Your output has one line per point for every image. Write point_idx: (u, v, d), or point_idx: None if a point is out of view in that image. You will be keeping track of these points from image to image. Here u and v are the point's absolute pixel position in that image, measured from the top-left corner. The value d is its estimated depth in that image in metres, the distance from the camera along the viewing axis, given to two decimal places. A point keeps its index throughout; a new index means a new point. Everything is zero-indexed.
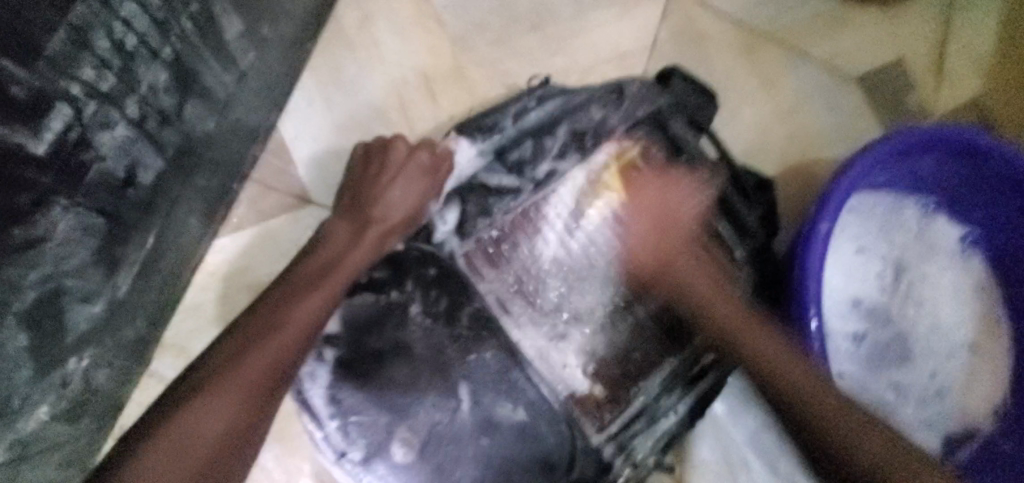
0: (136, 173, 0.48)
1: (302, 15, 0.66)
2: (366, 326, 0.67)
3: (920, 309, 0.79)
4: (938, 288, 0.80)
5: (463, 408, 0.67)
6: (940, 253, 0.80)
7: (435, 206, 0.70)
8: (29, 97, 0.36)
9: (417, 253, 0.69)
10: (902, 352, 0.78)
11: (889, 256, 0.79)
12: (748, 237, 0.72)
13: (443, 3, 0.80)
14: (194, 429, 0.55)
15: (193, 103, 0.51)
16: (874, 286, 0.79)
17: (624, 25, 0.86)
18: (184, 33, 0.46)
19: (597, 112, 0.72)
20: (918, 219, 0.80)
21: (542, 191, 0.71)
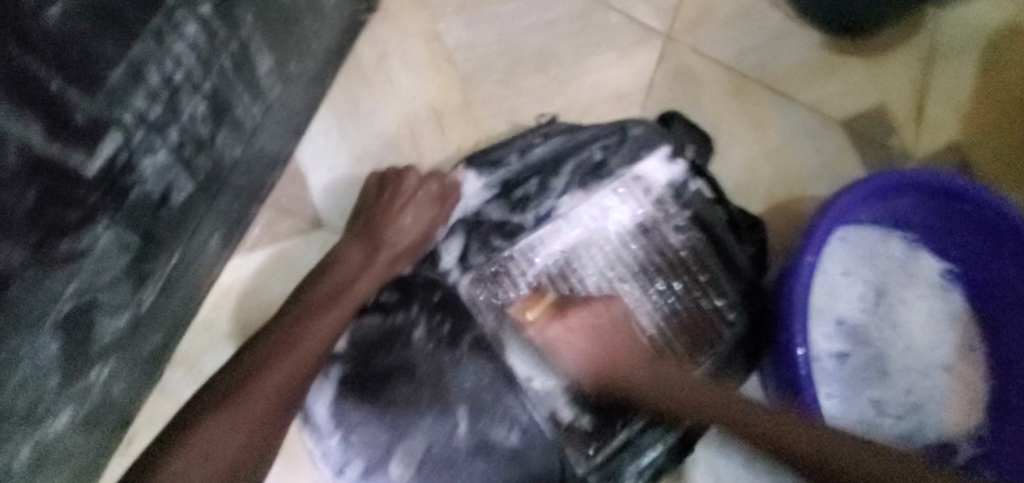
0: (171, 195, 0.51)
1: (324, 52, 0.71)
2: (373, 346, 0.70)
3: (897, 332, 0.88)
4: (915, 314, 0.88)
5: (461, 430, 0.69)
6: (917, 283, 0.89)
7: (441, 235, 0.74)
8: (86, 124, 0.40)
9: (424, 278, 0.72)
10: (881, 371, 0.87)
11: (871, 283, 0.88)
12: (739, 268, 0.76)
13: (454, 44, 0.85)
14: (218, 438, 0.59)
15: (224, 131, 0.56)
16: (858, 310, 0.87)
17: (622, 68, 0.91)
18: (222, 68, 0.51)
19: (598, 151, 0.77)
20: (897, 250, 0.88)
21: (543, 222, 0.75)
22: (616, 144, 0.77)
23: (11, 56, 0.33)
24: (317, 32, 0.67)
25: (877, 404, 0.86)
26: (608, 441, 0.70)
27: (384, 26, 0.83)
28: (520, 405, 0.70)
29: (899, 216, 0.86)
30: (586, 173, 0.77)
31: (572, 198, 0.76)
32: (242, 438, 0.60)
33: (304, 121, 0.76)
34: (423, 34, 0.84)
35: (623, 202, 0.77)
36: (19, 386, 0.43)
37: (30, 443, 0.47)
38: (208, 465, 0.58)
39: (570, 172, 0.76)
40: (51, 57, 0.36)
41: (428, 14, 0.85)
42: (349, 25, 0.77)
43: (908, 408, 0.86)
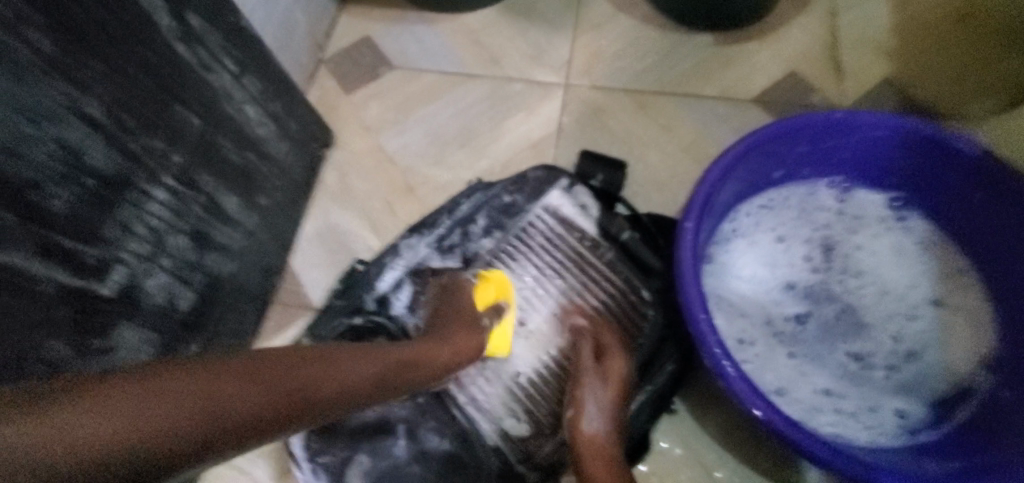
0: (178, 303, 0.77)
1: (289, 185, 0.97)
2: None
3: (862, 279, 0.91)
4: (876, 258, 0.91)
5: (399, 447, 0.81)
6: (867, 224, 0.93)
7: (389, 286, 0.90)
8: (98, 263, 0.65)
9: (373, 322, 0.88)
10: (855, 323, 0.89)
11: (813, 240, 0.93)
12: (651, 268, 0.86)
13: (395, 149, 1.09)
14: (249, 394, 0.45)
15: (212, 255, 0.81)
16: (805, 269, 0.92)
17: (533, 122, 1.09)
18: (196, 213, 0.77)
19: (507, 197, 0.92)
20: (832, 201, 0.94)
21: (471, 266, 0.90)
22: (520, 188, 0.92)
23: (45, 236, 0.59)
24: (277, 173, 0.94)
25: (863, 363, 0.87)
26: (545, 440, 0.80)
27: (341, 152, 1.09)
28: (459, 415, 0.83)
29: (824, 163, 0.91)
30: (498, 213, 0.92)
31: (491, 237, 0.92)
32: (270, 402, 0.46)
33: (293, 237, 1.02)
34: (371, 149, 1.09)
35: (540, 236, 0.91)
36: None
37: None
38: (205, 401, 0.42)
39: (486, 220, 0.92)
40: (71, 230, 0.62)
41: (374, 135, 1.11)
42: (311, 160, 1.03)
43: (904, 357, 0.86)
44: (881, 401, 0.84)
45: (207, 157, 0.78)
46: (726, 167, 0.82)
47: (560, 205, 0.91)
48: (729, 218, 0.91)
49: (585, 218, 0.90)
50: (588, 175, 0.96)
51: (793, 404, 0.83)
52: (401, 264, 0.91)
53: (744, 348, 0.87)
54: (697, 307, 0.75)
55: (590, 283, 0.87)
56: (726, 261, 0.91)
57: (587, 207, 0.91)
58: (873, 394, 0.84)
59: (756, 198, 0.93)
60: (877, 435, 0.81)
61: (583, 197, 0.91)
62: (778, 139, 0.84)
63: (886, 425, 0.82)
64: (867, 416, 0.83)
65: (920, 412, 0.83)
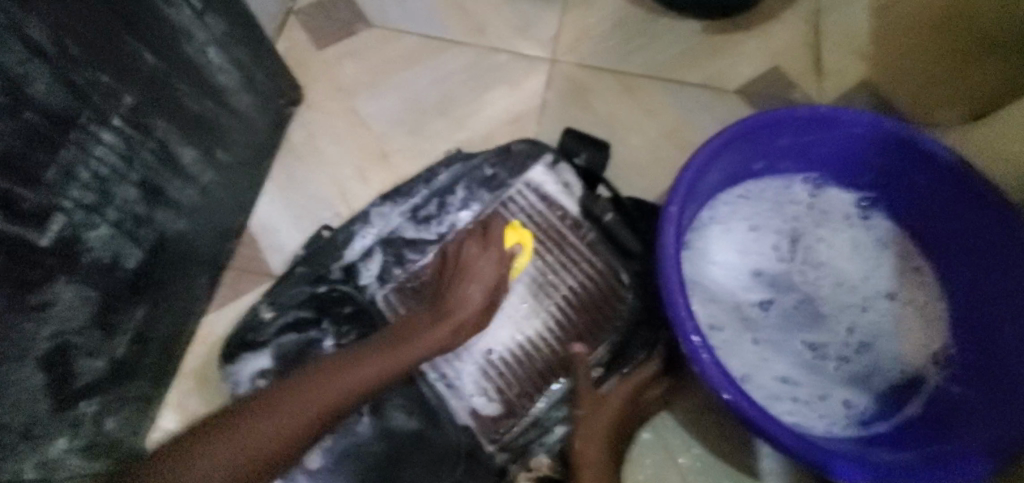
0: (122, 261, 0.70)
1: (251, 141, 0.90)
2: (292, 358, 0.79)
3: (820, 270, 0.92)
4: (837, 251, 0.93)
5: (362, 424, 0.77)
6: (831, 219, 0.94)
7: (358, 256, 0.85)
8: (34, 209, 0.58)
9: (338, 292, 0.83)
10: (813, 314, 0.90)
11: (783, 230, 0.94)
12: (630, 251, 0.85)
13: (369, 112, 1.03)
14: (218, 457, 0.63)
15: (162, 209, 0.74)
16: (772, 258, 0.93)
17: (516, 95, 1.05)
18: (146, 161, 0.70)
19: (488, 169, 0.89)
20: (804, 194, 0.95)
21: (446, 239, 0.86)
22: (502, 161, 0.89)
23: None
24: (238, 127, 0.86)
25: (817, 352, 0.88)
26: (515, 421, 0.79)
27: (310, 112, 1.02)
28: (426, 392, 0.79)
29: (799, 157, 0.92)
30: (477, 185, 0.88)
31: (471, 209, 0.88)
32: (240, 455, 0.63)
33: (253, 198, 0.95)
34: (342, 111, 1.03)
35: (520, 212, 0.87)
36: (15, 408, 0.59)
37: (33, 459, 0.62)
38: (245, 456, 0.64)
39: (465, 192, 0.88)
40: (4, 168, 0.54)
41: (347, 95, 1.04)
42: (277, 117, 0.96)
43: (856, 348, 0.88)
44: (832, 391, 0.86)
45: (162, 100, 0.71)
46: (709, 155, 0.82)
47: (543, 181, 0.88)
48: (708, 206, 0.92)
49: (568, 197, 0.87)
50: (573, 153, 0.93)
51: (755, 390, 0.84)
52: (372, 233, 0.86)
53: (714, 334, 0.88)
54: (675, 292, 0.75)
55: (569, 264, 0.85)
56: (702, 248, 0.92)
57: (570, 186, 0.88)
58: (824, 383, 0.86)
59: (733, 187, 0.92)
60: (829, 424, 0.83)
61: (567, 173, 0.89)
62: (761, 130, 0.85)
63: (836, 415, 0.84)
64: (820, 405, 0.85)
65: (867, 402, 0.85)
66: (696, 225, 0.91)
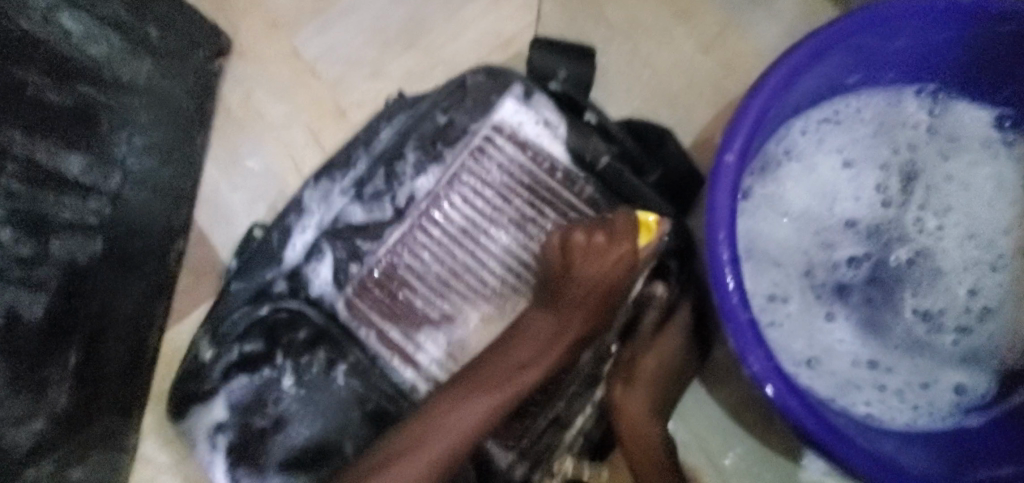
0: (23, 313, 0.56)
1: (172, 114, 0.72)
2: (247, 407, 0.67)
3: (946, 216, 0.69)
4: (972, 190, 0.69)
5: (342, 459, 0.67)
6: (964, 147, 0.69)
7: (302, 257, 0.72)
8: None
9: (286, 311, 0.71)
10: (930, 274, 0.68)
11: (891, 164, 0.69)
12: (633, 208, 0.69)
13: (316, 52, 0.81)
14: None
15: (59, 238, 0.59)
16: (874, 203, 0.69)
17: (501, 10, 0.80)
18: (12, 188, 0.54)
19: (441, 116, 0.71)
20: (920, 113, 0.69)
21: (407, 215, 0.71)
22: (457, 105, 0.71)
23: None
24: (146, 106, 0.68)
25: (926, 325, 0.68)
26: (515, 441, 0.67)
27: (242, 62, 0.81)
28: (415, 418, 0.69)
29: (919, 65, 0.66)
30: (431, 141, 0.72)
31: (428, 175, 0.72)
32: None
33: (194, 185, 0.78)
34: (283, 56, 0.81)
35: (497, 168, 0.71)
36: None
37: None
38: None
39: (416, 151, 0.72)
40: None
41: (285, 33, 0.81)
42: (201, 77, 0.76)
43: (977, 317, 0.68)
44: (939, 374, 0.67)
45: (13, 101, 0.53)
46: (788, 75, 0.59)
47: (518, 121, 0.71)
48: (776, 138, 0.67)
49: (552, 139, 0.70)
50: (547, 71, 0.73)
51: (822, 377, 0.66)
52: (312, 224, 0.72)
53: (774, 307, 0.67)
54: (726, 270, 0.57)
55: (565, 225, 0.70)
56: (772, 193, 0.68)
57: (551, 123, 0.70)
58: (924, 364, 0.67)
59: (820, 109, 0.68)
60: (916, 414, 0.66)
61: (541, 109, 0.71)
62: (861, 33, 0.60)
63: (934, 402, 0.66)
64: (914, 393, 0.67)
65: (980, 384, 0.67)
66: (757, 173, 0.67)
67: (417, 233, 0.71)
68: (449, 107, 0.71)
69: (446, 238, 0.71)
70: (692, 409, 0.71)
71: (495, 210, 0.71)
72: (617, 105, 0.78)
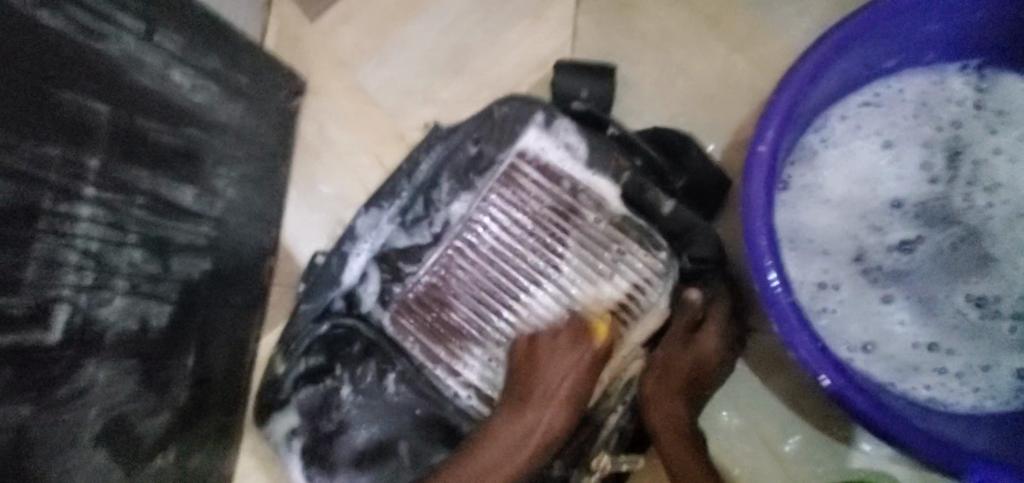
0: (149, 322, 0.67)
1: (259, 152, 0.83)
2: (319, 408, 0.75)
3: (997, 195, 0.69)
4: (1022, 164, 0.69)
5: (406, 454, 0.74)
6: (1014, 117, 0.69)
7: (355, 278, 0.80)
8: (31, 310, 0.54)
9: (342, 327, 0.79)
10: (980, 257, 0.68)
11: (935, 141, 0.70)
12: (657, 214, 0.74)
13: (376, 88, 0.91)
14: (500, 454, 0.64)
15: (175, 258, 0.70)
16: (918, 181, 0.70)
17: (539, 33, 0.86)
18: (138, 218, 0.65)
19: (472, 147, 0.78)
20: (966, 89, 0.70)
21: (442, 239, 0.78)
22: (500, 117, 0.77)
23: None
24: (238, 144, 0.79)
25: (988, 309, 0.68)
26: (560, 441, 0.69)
27: (316, 100, 0.92)
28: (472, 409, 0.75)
29: (951, 46, 0.67)
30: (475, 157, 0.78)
31: (466, 199, 0.78)
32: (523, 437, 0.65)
33: (279, 212, 0.89)
34: (349, 92, 0.91)
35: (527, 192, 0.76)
36: None
37: None
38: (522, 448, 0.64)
39: (451, 181, 0.79)
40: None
41: (350, 73, 0.91)
42: (279, 118, 0.87)
43: None
44: (1002, 357, 0.66)
45: (138, 145, 0.64)
46: (820, 62, 0.60)
47: (541, 151, 0.76)
48: (814, 126, 0.69)
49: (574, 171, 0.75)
50: (571, 92, 0.80)
51: (884, 363, 0.66)
52: (364, 249, 0.79)
53: (826, 294, 0.68)
54: (765, 256, 0.58)
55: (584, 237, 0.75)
56: (816, 181, 0.69)
57: (573, 147, 0.75)
58: (987, 348, 0.67)
59: (855, 94, 0.69)
60: (979, 399, 0.66)
61: (562, 133, 0.76)
62: (895, 15, 0.61)
63: (998, 387, 0.66)
64: (977, 377, 0.66)
65: None
66: (796, 165, 0.69)
67: (457, 250, 0.77)
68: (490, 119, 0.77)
69: (480, 258, 0.76)
70: (745, 397, 0.73)
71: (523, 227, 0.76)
72: (655, 113, 0.82)
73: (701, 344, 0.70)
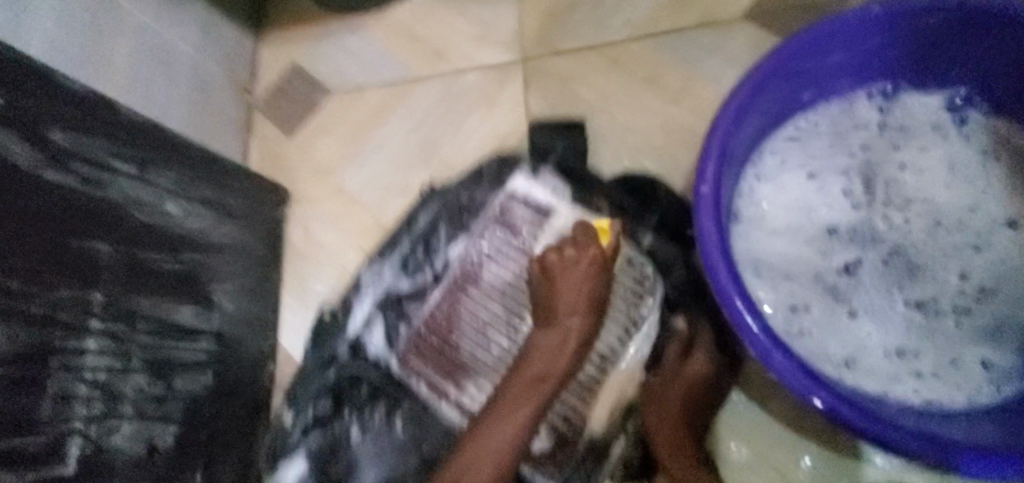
0: (159, 443, 0.69)
1: (252, 262, 0.88)
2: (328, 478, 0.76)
3: (910, 208, 0.74)
4: (927, 177, 0.75)
5: None
6: (918, 132, 0.76)
7: (361, 326, 0.83)
8: (46, 446, 0.57)
9: (347, 375, 0.80)
10: (910, 268, 0.72)
11: (852, 167, 0.76)
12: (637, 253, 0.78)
13: (354, 187, 0.98)
14: None
15: (180, 376, 0.73)
16: (844, 208, 0.75)
17: (495, 116, 0.95)
18: (143, 344, 0.69)
19: (464, 197, 0.85)
20: (872, 112, 0.76)
21: (444, 278, 0.82)
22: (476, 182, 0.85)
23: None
24: (231, 258, 0.84)
25: (929, 313, 0.71)
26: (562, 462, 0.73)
27: (300, 206, 0.98)
28: None
29: (854, 75, 0.74)
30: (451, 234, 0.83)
31: (461, 244, 0.83)
32: None
33: (275, 317, 0.93)
34: (330, 195, 0.98)
35: (513, 246, 0.81)
36: None
37: None
38: None
39: (447, 230, 0.85)
40: (10, 425, 0.54)
41: (329, 177, 0.99)
42: (268, 227, 0.93)
43: (977, 297, 0.71)
44: (961, 350, 0.69)
45: (137, 275, 0.69)
46: (738, 109, 0.66)
47: (528, 194, 0.82)
48: (751, 163, 0.75)
49: (550, 232, 0.80)
50: (546, 143, 0.88)
51: (863, 376, 0.68)
52: (369, 296, 0.84)
53: (799, 317, 0.71)
54: (729, 286, 0.61)
55: None
56: (760, 216, 0.74)
57: (558, 189, 0.82)
58: (947, 344, 0.69)
59: (781, 129, 0.76)
60: (958, 394, 0.67)
61: (545, 176, 0.83)
62: (801, 54, 0.68)
63: (970, 378, 0.68)
64: (948, 372, 0.68)
65: (1009, 356, 0.68)
66: (742, 200, 0.74)
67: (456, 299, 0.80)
68: (470, 187, 0.85)
69: (485, 298, 0.80)
70: (742, 429, 0.76)
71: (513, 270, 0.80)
72: (611, 169, 0.88)
73: (697, 360, 0.72)
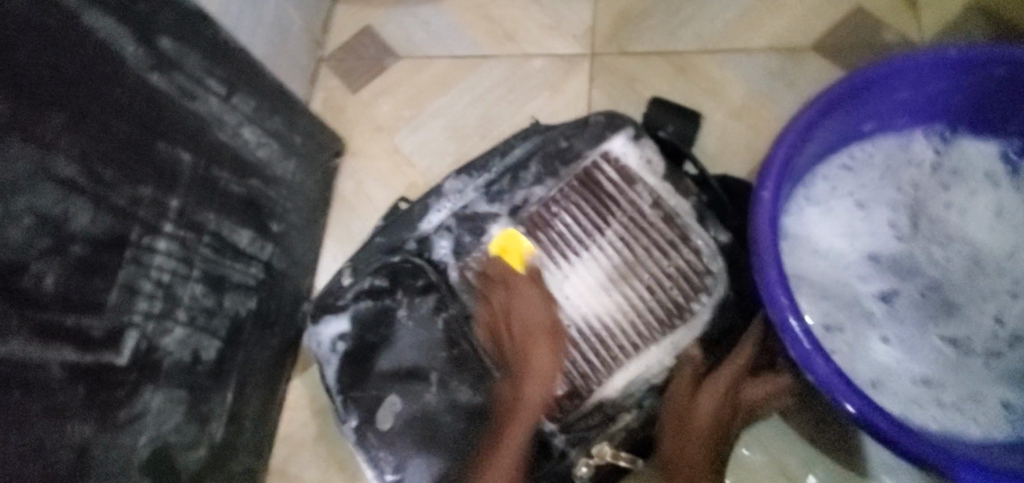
0: (201, 354, 0.72)
1: (305, 202, 0.91)
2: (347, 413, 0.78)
3: (948, 248, 0.78)
4: (968, 219, 0.79)
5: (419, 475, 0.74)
6: (967, 179, 0.80)
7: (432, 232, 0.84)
8: (108, 333, 0.60)
9: (411, 263, 0.82)
10: (943, 305, 0.76)
11: (897, 202, 0.80)
12: None
13: (410, 150, 1.01)
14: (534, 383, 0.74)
15: (229, 295, 0.76)
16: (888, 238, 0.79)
17: (557, 104, 0.98)
18: (204, 255, 0.71)
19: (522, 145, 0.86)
20: (927, 152, 0.81)
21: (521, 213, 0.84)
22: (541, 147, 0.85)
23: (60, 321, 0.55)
24: (289, 193, 0.87)
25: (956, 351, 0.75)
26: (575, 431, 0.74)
27: (355, 159, 1.01)
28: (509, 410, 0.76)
29: (913, 114, 0.78)
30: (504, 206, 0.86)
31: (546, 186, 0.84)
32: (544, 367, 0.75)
33: (315, 258, 0.95)
34: (386, 154, 1.01)
35: (577, 216, 0.82)
36: None
37: None
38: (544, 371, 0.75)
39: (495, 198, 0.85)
40: (81, 305, 0.57)
41: (388, 136, 1.02)
42: (322, 174, 0.96)
43: (1008, 343, 0.74)
44: (985, 389, 0.72)
45: (209, 190, 0.72)
46: (807, 126, 0.69)
47: (623, 156, 0.82)
48: (805, 183, 0.79)
49: (612, 207, 0.81)
50: (660, 124, 0.87)
51: (887, 397, 0.72)
52: (446, 206, 0.85)
53: (829, 334, 0.75)
54: (778, 288, 0.64)
55: (650, 238, 0.79)
56: (808, 234, 0.78)
57: (653, 161, 0.81)
58: (971, 382, 0.73)
59: (839, 155, 0.80)
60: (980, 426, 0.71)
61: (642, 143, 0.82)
62: (868, 87, 0.71)
63: (989, 414, 0.71)
64: (970, 406, 0.72)
65: None
66: (790, 217, 0.78)
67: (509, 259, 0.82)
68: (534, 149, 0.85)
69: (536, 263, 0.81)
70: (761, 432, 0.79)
71: (569, 237, 0.81)
72: None
73: (740, 359, 0.73)
